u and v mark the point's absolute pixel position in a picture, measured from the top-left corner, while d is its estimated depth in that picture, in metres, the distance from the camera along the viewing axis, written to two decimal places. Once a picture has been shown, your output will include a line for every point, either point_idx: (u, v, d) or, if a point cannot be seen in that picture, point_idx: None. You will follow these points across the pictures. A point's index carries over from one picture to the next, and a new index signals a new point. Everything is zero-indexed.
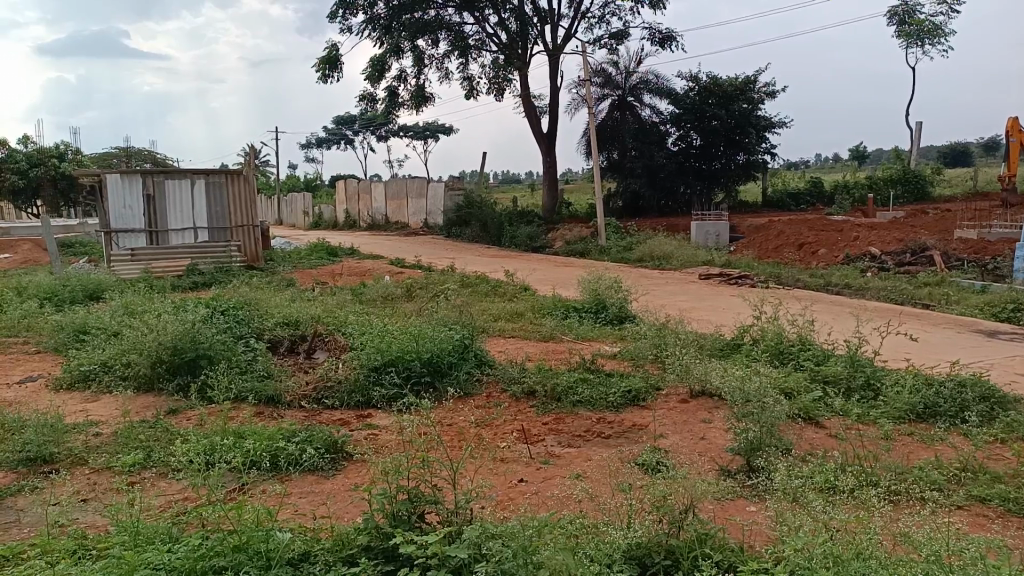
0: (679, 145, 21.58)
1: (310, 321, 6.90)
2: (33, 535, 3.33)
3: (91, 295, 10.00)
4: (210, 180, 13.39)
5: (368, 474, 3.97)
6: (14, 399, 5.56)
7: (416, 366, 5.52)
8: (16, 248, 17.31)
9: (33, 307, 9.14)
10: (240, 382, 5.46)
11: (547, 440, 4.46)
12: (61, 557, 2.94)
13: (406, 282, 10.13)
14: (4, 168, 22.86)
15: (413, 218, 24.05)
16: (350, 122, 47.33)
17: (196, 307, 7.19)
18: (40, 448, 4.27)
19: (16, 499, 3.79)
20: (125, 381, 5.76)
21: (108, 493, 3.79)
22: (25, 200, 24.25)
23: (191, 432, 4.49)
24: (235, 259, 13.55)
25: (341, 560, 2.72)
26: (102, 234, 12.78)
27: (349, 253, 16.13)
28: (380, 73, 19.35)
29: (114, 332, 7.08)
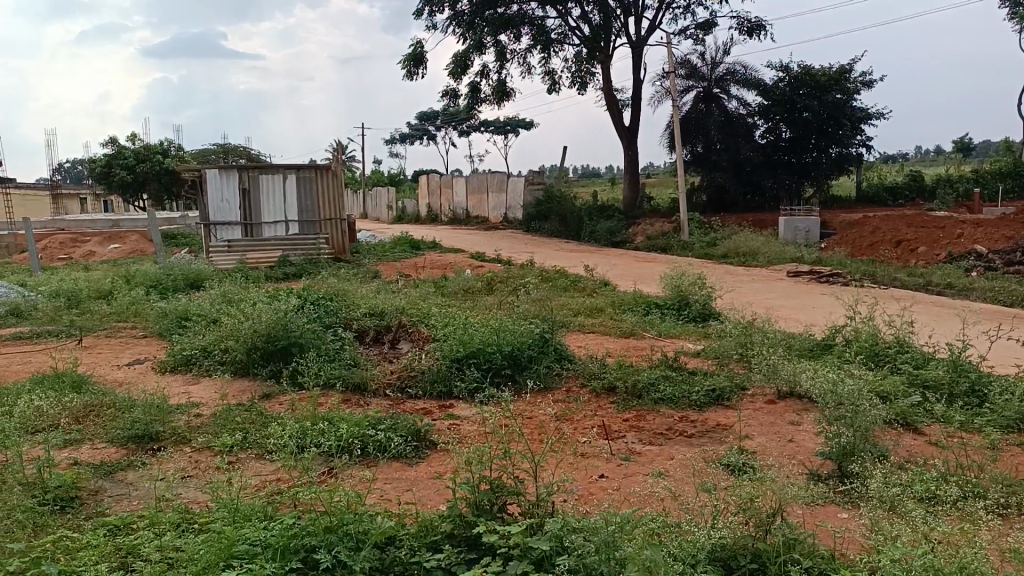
0: (767, 138, 20.89)
1: (394, 312, 7.06)
2: (142, 507, 3.58)
3: (192, 283, 10.58)
4: (301, 175, 13.91)
5: (450, 463, 4.04)
6: (125, 379, 5.96)
7: (497, 358, 5.57)
8: (124, 240, 18.51)
9: (140, 294, 9.75)
10: (328, 369, 5.66)
11: (628, 437, 4.42)
12: (166, 529, 3.15)
13: (487, 275, 10.23)
14: (114, 164, 24.49)
15: (493, 212, 24.23)
16: (432, 117, 48.07)
17: (289, 296, 7.49)
18: (147, 426, 4.56)
19: (126, 473, 4.06)
20: (223, 366, 6.08)
21: (207, 471, 4.01)
22: (132, 194, 25.85)
23: (284, 416, 4.70)
24: (323, 251, 14.00)
25: (425, 545, 2.78)
26: (203, 226, 13.58)
27: (431, 246, 16.43)
28: (463, 69, 19.56)
29: (212, 318, 7.46)
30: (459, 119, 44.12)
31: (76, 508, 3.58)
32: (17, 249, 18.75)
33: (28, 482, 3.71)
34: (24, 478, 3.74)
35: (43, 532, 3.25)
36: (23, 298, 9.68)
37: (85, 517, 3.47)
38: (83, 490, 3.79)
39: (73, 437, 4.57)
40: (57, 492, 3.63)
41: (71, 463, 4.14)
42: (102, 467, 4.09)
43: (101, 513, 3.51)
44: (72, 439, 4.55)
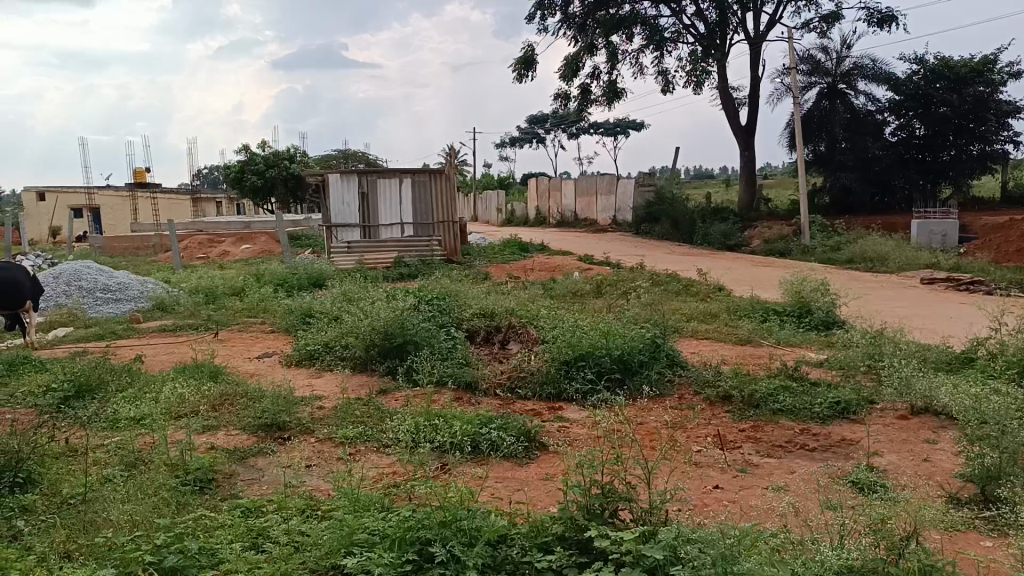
0: (899, 136, 19.56)
1: (504, 312, 7.14)
2: (271, 492, 3.81)
3: (315, 282, 11.16)
4: (416, 179, 14.36)
5: (560, 466, 4.04)
6: (256, 371, 6.37)
7: (606, 361, 5.52)
8: (255, 240, 19.78)
9: (269, 291, 10.40)
10: (442, 367, 5.81)
11: (744, 448, 4.26)
12: (293, 513, 3.34)
13: (596, 278, 10.16)
14: (247, 170, 26.29)
15: (602, 214, 24.07)
16: (542, 121, 48.22)
17: (404, 295, 7.75)
18: (276, 416, 4.85)
19: (256, 459, 4.34)
20: (344, 362, 6.37)
21: (329, 461, 4.22)
22: (262, 198, 27.59)
23: (400, 411, 4.88)
24: (436, 252, 14.37)
25: (537, 546, 2.78)
26: (325, 228, 14.32)
27: (539, 248, 16.51)
28: (574, 71, 19.54)
29: (334, 316, 7.84)
30: (569, 121, 44.07)
31: (213, 490, 3.85)
32: (163, 249, 20.44)
33: (172, 463, 4.05)
34: (169, 460, 4.07)
35: (185, 509, 3.53)
36: (168, 293, 10.53)
37: (220, 498, 3.74)
38: (219, 473, 4.07)
39: (211, 423, 4.93)
40: (197, 473, 3.93)
41: (209, 447, 4.46)
42: (235, 452, 4.39)
43: (235, 495, 3.77)
44: (210, 425, 4.91)
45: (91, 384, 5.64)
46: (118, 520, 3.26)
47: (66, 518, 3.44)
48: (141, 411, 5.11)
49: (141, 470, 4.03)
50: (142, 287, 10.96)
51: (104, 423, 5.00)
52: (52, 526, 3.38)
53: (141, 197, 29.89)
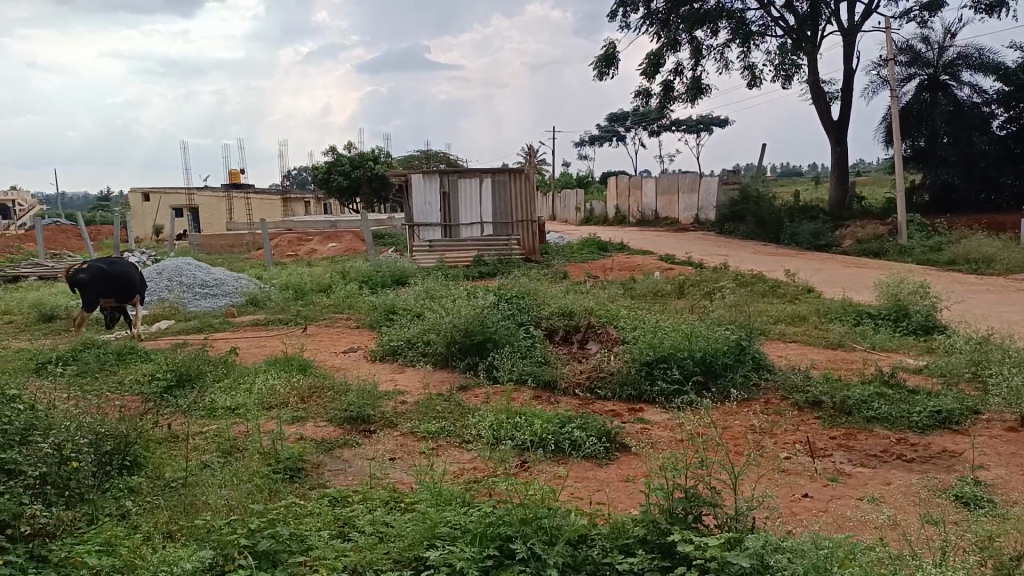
0: (1007, 129, 18.34)
1: (584, 311, 7.10)
2: (356, 483, 3.92)
3: (397, 280, 11.43)
4: (496, 179, 14.46)
5: (641, 468, 3.98)
6: (342, 365, 6.58)
7: (689, 363, 5.41)
8: (341, 239, 20.42)
9: (354, 288, 10.73)
10: (522, 365, 5.84)
11: (836, 456, 4.09)
12: (378, 505, 3.43)
13: (678, 278, 9.98)
14: (334, 171, 27.17)
15: (684, 213, 23.60)
16: (623, 119, 47.65)
17: (485, 293, 7.83)
18: (361, 409, 4.99)
19: (342, 450, 4.47)
20: (425, 357, 6.49)
21: (412, 455, 4.31)
22: (347, 198, 28.44)
23: (481, 408, 4.93)
24: (515, 251, 14.45)
25: (618, 548, 2.76)
26: (408, 227, 14.64)
27: (619, 247, 16.35)
28: (656, 68, 19.22)
29: (417, 312, 8.01)
30: (650, 119, 43.41)
31: (302, 478, 4.01)
32: (255, 247, 21.39)
33: (265, 451, 4.24)
34: (262, 448, 4.26)
35: (277, 496, 3.68)
36: (260, 289, 11.01)
37: (309, 487, 3.88)
38: (308, 463, 4.23)
39: (300, 414, 5.13)
40: (287, 462, 4.10)
41: (298, 437, 4.64)
42: (323, 443, 4.54)
43: (323, 484, 3.91)
44: (300, 416, 5.11)
45: (191, 374, 5.96)
46: (216, 503, 3.44)
47: (169, 500, 3.65)
48: (236, 401, 5.37)
49: (236, 457, 4.24)
50: (236, 283, 11.50)
51: (202, 411, 5.28)
52: (157, 506, 3.60)
53: (235, 197, 31.35)
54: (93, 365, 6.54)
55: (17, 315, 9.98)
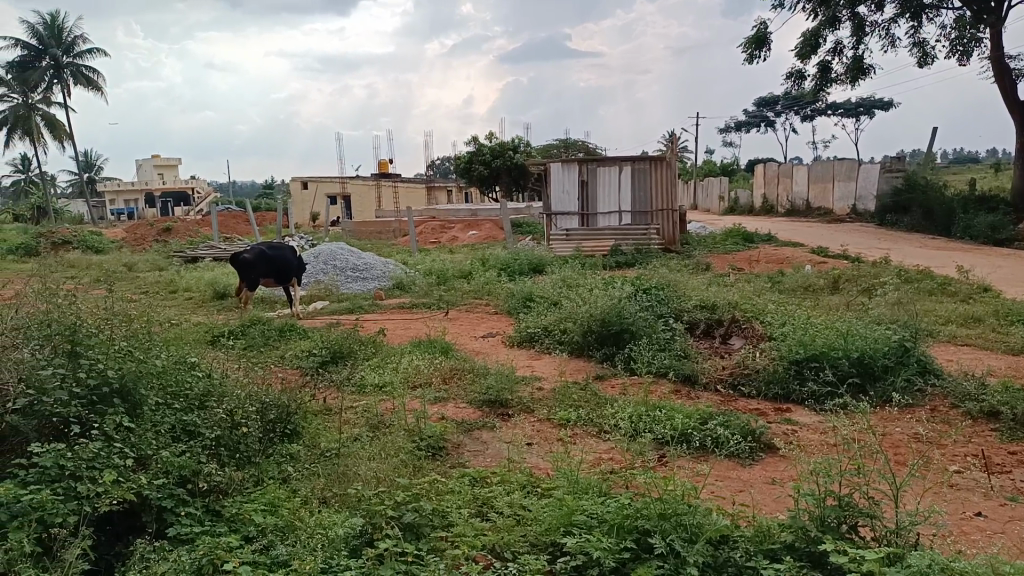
0: None
1: (728, 305, 6.82)
2: (494, 464, 4.02)
3: (535, 268, 11.55)
4: (636, 167, 14.23)
5: (790, 471, 3.78)
6: (481, 349, 6.75)
7: (844, 364, 5.06)
8: (481, 227, 20.90)
9: (493, 275, 10.95)
10: (661, 358, 5.72)
11: (1016, 473, 3.68)
12: (515, 487, 3.49)
13: (832, 272, 9.36)
14: (476, 161, 27.84)
15: (839, 203, 22.08)
16: (772, 103, 45.26)
17: (623, 284, 7.74)
18: (498, 393, 5.11)
19: (481, 432, 4.60)
20: (561, 345, 6.52)
21: (549, 441, 4.35)
22: (488, 187, 29.06)
23: (618, 400, 4.89)
24: (654, 241, 13.96)
25: (762, 552, 2.65)
26: (546, 216, 14.76)
27: (766, 238, 15.58)
28: (813, 49, 18.04)
29: (554, 301, 8.04)
30: (803, 103, 40.88)
31: (443, 457, 4.16)
32: (401, 233, 22.40)
33: (410, 428, 4.45)
34: (407, 426, 4.47)
35: (420, 472, 3.85)
36: (405, 274, 11.52)
37: (449, 465, 4.02)
38: (448, 442, 4.38)
39: (441, 394, 5.32)
40: (430, 440, 4.28)
41: (440, 417, 4.82)
42: (463, 424, 4.70)
43: (463, 464, 4.04)
44: (441, 396, 5.30)
45: (343, 351, 6.36)
46: (365, 474, 3.65)
47: (324, 467, 3.92)
48: (383, 379, 5.67)
49: (383, 432, 4.47)
50: (383, 267, 12.11)
51: (353, 387, 5.62)
52: (314, 473, 3.87)
53: (384, 186, 32.96)
54: (258, 340, 7.13)
55: (195, 293, 11.09)
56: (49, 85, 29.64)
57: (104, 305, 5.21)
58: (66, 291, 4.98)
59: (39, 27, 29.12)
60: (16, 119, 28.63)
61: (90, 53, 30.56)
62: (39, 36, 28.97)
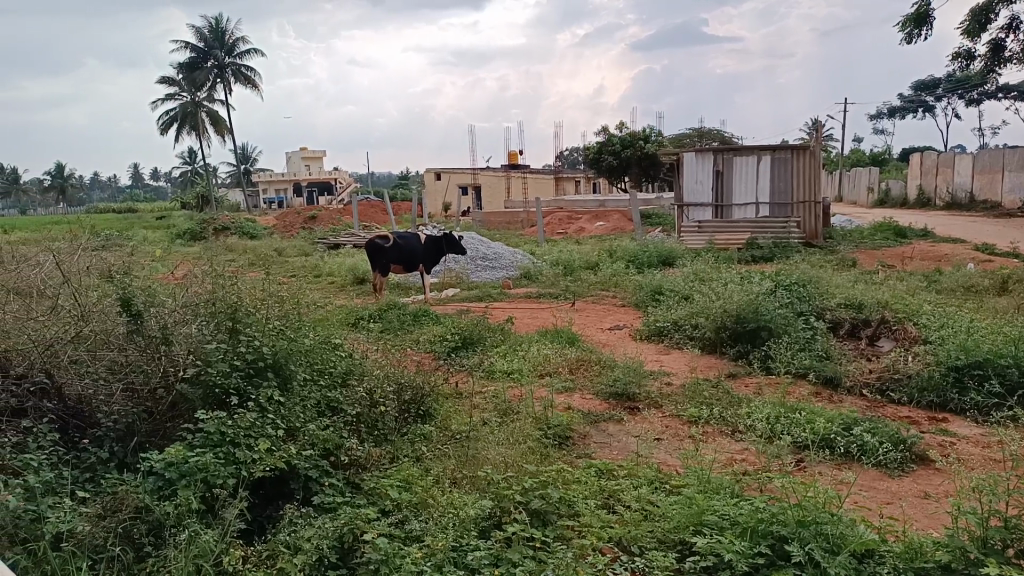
0: None
1: (877, 304, 6.37)
2: (621, 457, 3.99)
3: (665, 260, 11.30)
4: (776, 156, 13.55)
5: (946, 486, 3.48)
6: (608, 341, 6.71)
7: (1013, 374, 4.59)
8: (609, 218, 20.71)
9: (622, 267, 10.83)
10: (801, 358, 5.44)
11: None
12: (643, 482, 3.45)
13: (1000, 272, 8.49)
14: (605, 151, 27.57)
15: (1009, 195, 19.97)
16: (933, 87, 41.55)
17: (760, 279, 7.41)
18: (626, 385, 5.05)
19: (608, 424, 4.57)
20: (693, 341, 6.35)
21: (678, 438, 4.25)
22: (617, 178, 28.71)
23: (753, 400, 4.70)
24: (793, 235, 13.32)
25: (912, 570, 2.47)
26: (678, 207, 14.42)
27: (921, 233, 14.37)
28: (982, 26, 16.40)
29: (685, 295, 7.84)
30: (970, 86, 37.23)
31: (570, 446, 4.18)
32: (529, 224, 22.63)
33: (538, 416, 4.50)
34: (535, 414, 4.54)
35: (547, 460, 3.89)
36: (534, 264, 11.63)
37: (576, 455, 4.03)
38: (575, 432, 4.39)
39: (569, 384, 5.35)
40: (557, 428, 4.32)
41: (567, 407, 4.84)
42: (589, 415, 4.69)
43: (589, 455, 4.04)
44: (569, 386, 5.32)
45: (473, 338, 6.53)
46: (495, 458, 3.74)
47: (454, 449, 4.04)
48: (512, 366, 5.77)
49: (512, 418, 4.56)
50: (512, 257, 12.30)
51: (483, 371, 5.76)
52: (445, 453, 4.01)
53: (514, 176, 33.39)
54: (395, 323, 7.47)
55: (337, 277, 11.75)
56: (213, 84, 32.33)
57: (260, 286, 5.64)
58: (229, 273, 5.43)
59: (205, 30, 31.73)
60: (185, 115, 31.55)
61: (249, 53, 32.99)
62: (206, 38, 31.58)
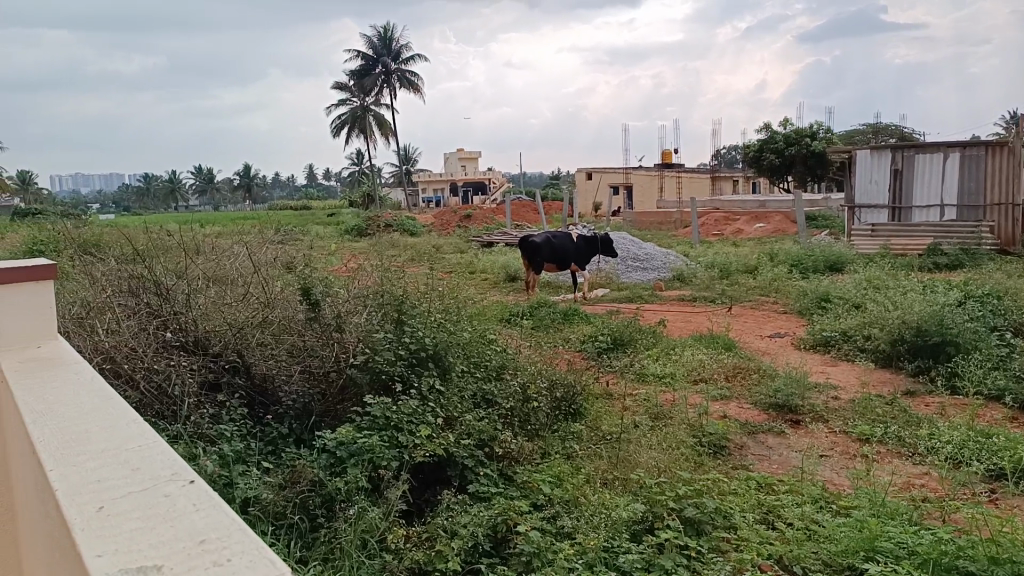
0: None
1: None
2: (783, 472, 3.78)
3: (832, 266, 10.58)
4: (967, 154, 12.23)
5: None
6: (768, 349, 6.39)
7: None
8: (770, 219, 19.68)
9: (783, 271, 10.26)
10: (994, 378, 4.89)
11: None
12: (806, 500, 3.25)
13: None
14: (767, 149, 26.27)
15: None
16: None
17: (946, 289, 6.74)
18: (788, 397, 4.78)
19: (767, 436, 4.36)
20: (864, 353, 5.89)
21: (848, 456, 3.96)
22: (779, 178, 27.23)
23: (936, 421, 4.28)
24: (984, 241, 11.72)
25: None
26: (848, 210, 13.51)
27: None
28: None
29: (856, 303, 7.29)
30: None
31: (725, 457, 4.02)
32: (683, 224, 22.04)
33: (692, 424, 4.39)
34: (689, 421, 4.42)
35: (701, 468, 3.78)
36: (687, 266, 11.30)
37: (732, 466, 3.88)
38: (731, 442, 4.22)
39: (724, 392, 5.15)
40: (712, 437, 4.17)
41: (722, 415, 4.68)
42: (747, 425, 4.49)
43: (747, 467, 3.87)
44: (725, 394, 5.13)
45: (624, 339, 6.47)
46: (647, 462, 3.70)
47: (606, 449, 4.03)
48: (665, 370, 5.65)
49: (665, 423, 4.47)
50: (664, 258, 12.05)
51: (634, 374, 5.69)
52: (597, 453, 4.01)
53: (668, 175, 32.66)
54: (545, 321, 7.57)
55: (491, 274, 12.08)
56: (380, 89, 34.37)
57: (422, 281, 5.92)
58: (394, 268, 5.74)
59: (375, 38, 33.77)
60: (355, 119, 33.88)
61: (413, 59, 34.71)
62: (375, 46, 33.61)
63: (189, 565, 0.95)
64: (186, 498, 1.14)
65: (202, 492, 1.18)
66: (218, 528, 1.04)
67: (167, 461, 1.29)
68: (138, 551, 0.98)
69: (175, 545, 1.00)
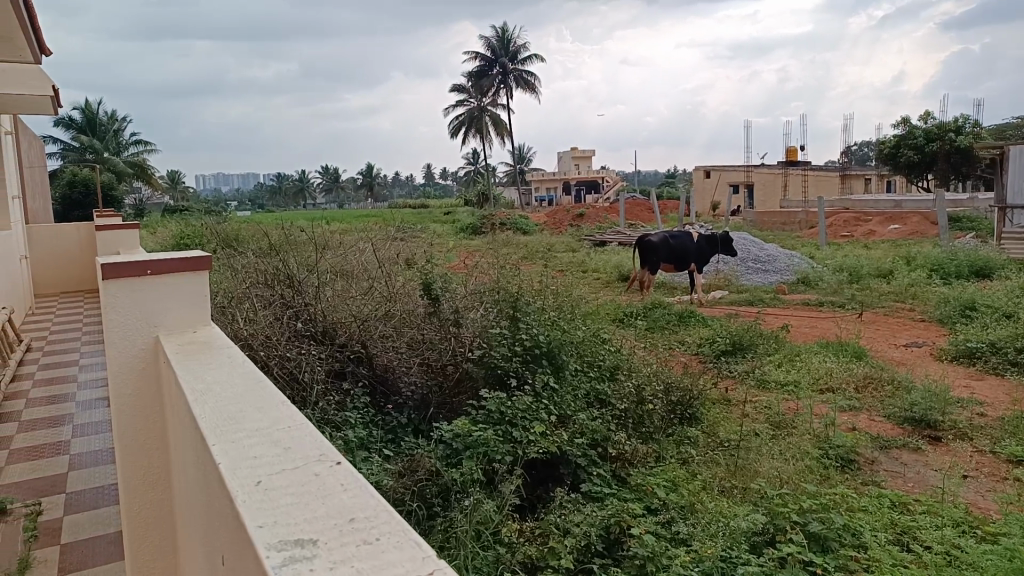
0: None
1: None
2: (919, 491, 3.53)
3: (978, 271, 9.73)
4: None
5: None
6: (904, 359, 5.97)
7: None
8: (907, 220, 18.34)
9: (922, 277, 9.55)
10: None
11: None
12: (946, 522, 3.02)
13: None
14: (904, 145, 24.51)
15: None
16: None
17: None
18: (926, 411, 4.44)
19: (901, 452, 4.07)
20: (1016, 368, 5.38)
21: (997, 479, 3.63)
22: (919, 175, 25.32)
23: None
24: None
25: None
26: (998, 210, 12.38)
27: None
28: None
29: (1007, 312, 6.67)
30: None
31: (854, 471, 3.79)
32: (809, 224, 20.96)
33: (818, 435, 4.18)
34: (815, 432, 4.21)
35: (828, 482, 3.60)
36: (813, 269, 10.75)
37: (862, 482, 3.66)
38: (861, 456, 3.98)
39: (853, 403, 4.86)
40: (839, 450, 3.94)
41: (851, 428, 4.41)
42: (878, 439, 4.22)
43: (879, 483, 3.63)
44: (854, 405, 4.84)
45: (744, 343, 6.22)
46: (767, 473, 3.56)
47: (723, 456, 3.91)
48: (789, 378, 5.40)
49: (786, 433, 4.28)
50: (789, 261, 11.52)
51: (755, 380, 5.48)
52: (713, 459, 3.89)
53: (792, 173, 31.17)
54: (660, 322, 7.43)
55: (603, 273, 11.98)
56: (497, 89, 34.88)
57: (537, 281, 5.97)
58: (510, 265, 5.82)
59: (494, 40, 34.23)
60: (472, 120, 34.65)
61: (530, 60, 34.95)
62: (493, 48, 34.07)
63: (339, 539, 1.00)
64: (335, 476, 1.21)
65: (349, 470, 1.23)
66: (366, 508, 1.09)
67: (315, 441, 1.38)
68: (295, 522, 1.04)
69: (326, 521, 1.05)
